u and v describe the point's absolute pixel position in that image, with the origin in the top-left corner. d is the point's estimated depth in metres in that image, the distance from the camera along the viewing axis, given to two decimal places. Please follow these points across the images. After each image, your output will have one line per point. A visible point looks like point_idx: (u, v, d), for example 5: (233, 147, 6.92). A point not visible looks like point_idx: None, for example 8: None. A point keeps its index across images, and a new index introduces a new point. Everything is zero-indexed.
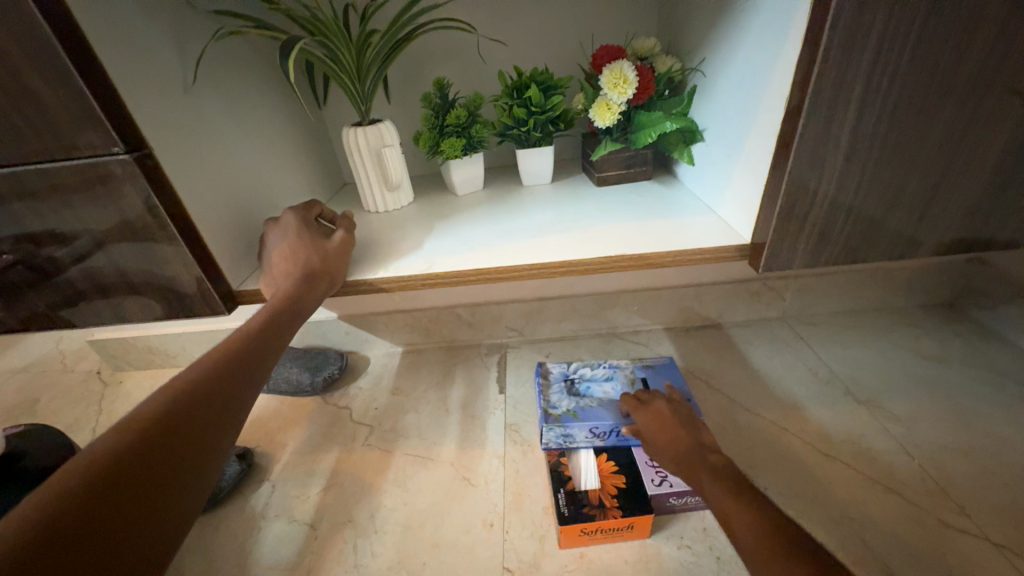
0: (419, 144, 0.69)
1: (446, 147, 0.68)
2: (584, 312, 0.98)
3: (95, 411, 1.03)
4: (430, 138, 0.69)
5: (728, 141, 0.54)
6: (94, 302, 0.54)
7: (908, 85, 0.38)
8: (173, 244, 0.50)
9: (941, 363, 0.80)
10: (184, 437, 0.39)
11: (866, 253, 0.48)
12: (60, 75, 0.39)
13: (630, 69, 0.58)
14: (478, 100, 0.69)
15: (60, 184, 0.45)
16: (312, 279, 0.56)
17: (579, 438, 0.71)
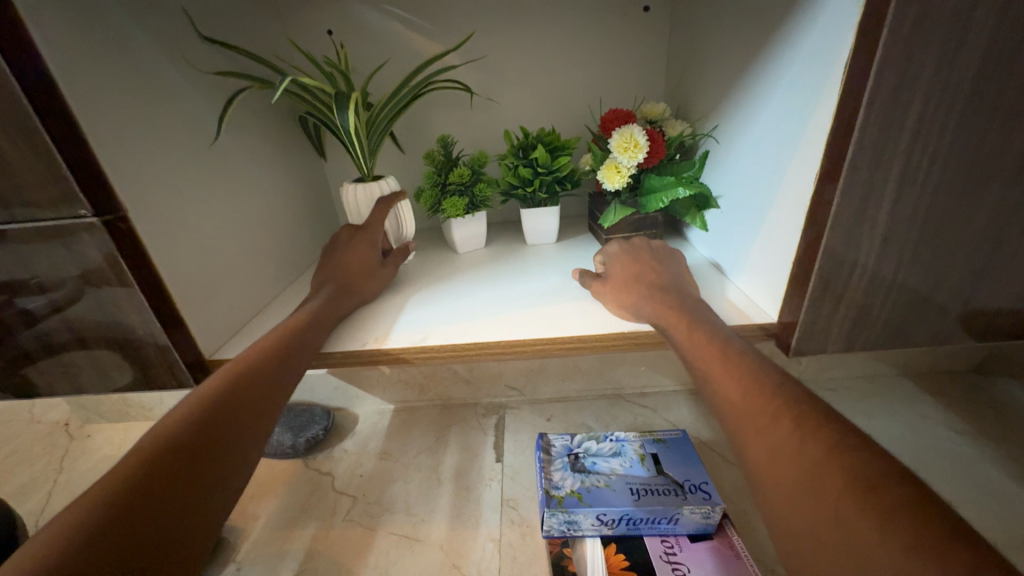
0: (420, 203, 0.66)
1: (447, 206, 0.65)
2: (589, 372, 0.93)
3: (55, 470, 0.94)
4: (432, 196, 0.66)
5: (747, 209, 0.52)
6: (51, 368, 0.49)
7: (952, 166, 0.35)
8: (141, 311, 0.45)
9: (980, 439, 0.73)
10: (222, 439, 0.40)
11: (908, 336, 0.43)
12: (29, 136, 0.37)
13: (641, 134, 0.57)
14: (482, 159, 0.67)
15: (20, 247, 0.41)
16: (346, 291, 0.59)
17: (585, 525, 0.63)
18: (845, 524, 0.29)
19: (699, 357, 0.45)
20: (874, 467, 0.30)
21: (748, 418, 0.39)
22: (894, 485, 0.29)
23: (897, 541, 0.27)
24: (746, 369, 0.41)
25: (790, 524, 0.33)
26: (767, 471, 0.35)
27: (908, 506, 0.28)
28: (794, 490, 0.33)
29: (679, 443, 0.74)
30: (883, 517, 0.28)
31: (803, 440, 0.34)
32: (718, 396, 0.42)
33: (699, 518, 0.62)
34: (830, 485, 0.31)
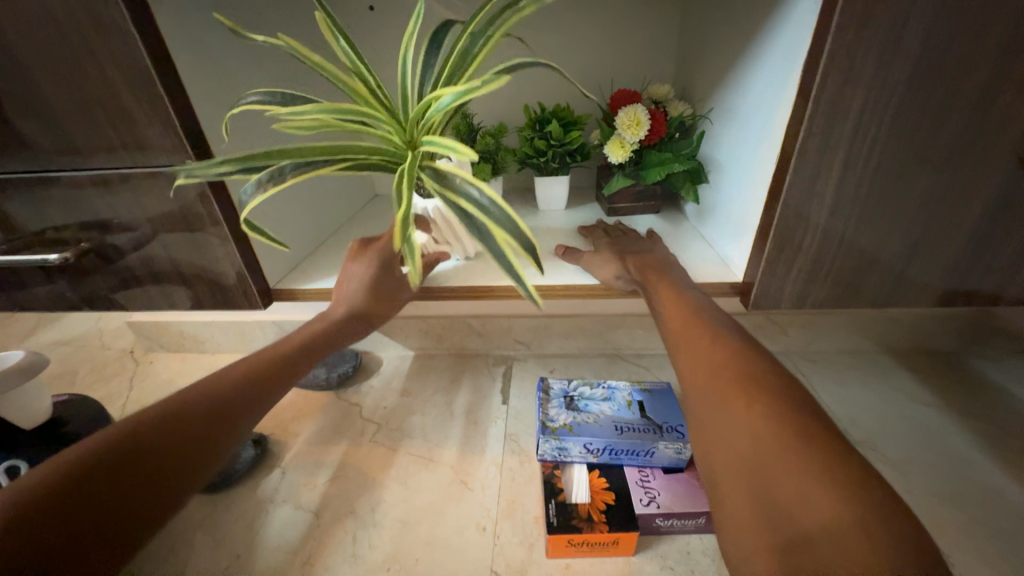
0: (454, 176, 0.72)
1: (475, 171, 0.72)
2: (590, 332, 1.02)
3: (128, 387, 1.11)
4: None
5: (730, 185, 0.59)
6: (150, 289, 0.61)
7: (885, 152, 0.42)
8: (225, 245, 0.56)
9: (943, 411, 0.81)
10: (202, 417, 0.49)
11: (852, 299, 0.51)
12: (153, 100, 0.47)
13: (644, 113, 0.64)
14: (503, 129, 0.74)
15: (136, 186, 0.52)
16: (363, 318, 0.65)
17: (573, 452, 0.75)
18: (730, 404, 0.40)
19: (665, 303, 0.51)
20: (756, 368, 0.41)
21: (683, 338, 0.47)
22: (767, 378, 0.40)
23: (760, 411, 0.38)
24: (689, 304, 0.50)
25: (695, 408, 0.43)
26: (687, 374, 0.45)
27: (774, 391, 0.39)
28: (702, 385, 0.43)
29: (663, 393, 0.84)
30: (756, 398, 0.39)
31: (715, 352, 0.44)
32: (664, 326, 0.50)
33: (672, 454, 0.73)
34: (727, 381, 0.41)
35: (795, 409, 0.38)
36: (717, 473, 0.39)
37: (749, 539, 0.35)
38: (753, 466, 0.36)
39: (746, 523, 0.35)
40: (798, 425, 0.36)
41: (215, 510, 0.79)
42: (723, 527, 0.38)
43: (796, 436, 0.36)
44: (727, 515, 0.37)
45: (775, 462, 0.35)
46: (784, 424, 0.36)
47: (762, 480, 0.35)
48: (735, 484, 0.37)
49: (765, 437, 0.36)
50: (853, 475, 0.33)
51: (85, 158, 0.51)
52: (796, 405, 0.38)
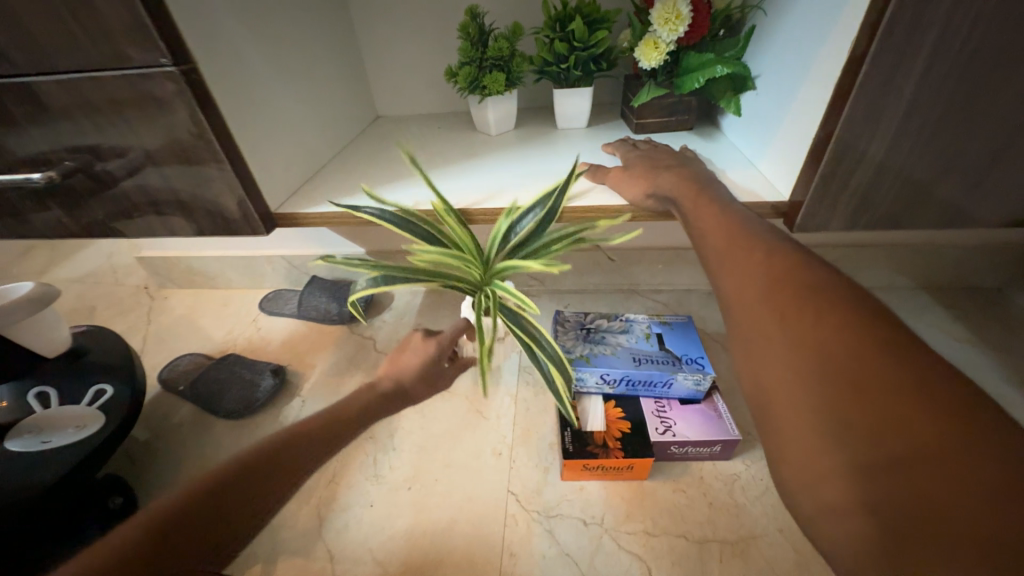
0: (460, 83, 0.64)
1: (488, 82, 0.64)
2: (607, 266, 0.98)
3: (145, 321, 1.13)
4: (470, 74, 0.64)
5: (780, 90, 0.52)
6: (147, 216, 0.57)
7: (990, 34, 0.35)
8: (220, 166, 0.51)
9: (971, 346, 0.79)
10: (249, 477, 0.40)
11: (910, 220, 0.46)
12: None
13: (685, 4, 0.54)
14: (518, 31, 0.64)
15: (112, 94, 0.46)
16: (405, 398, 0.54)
17: (590, 383, 0.74)
18: (788, 318, 0.32)
19: (703, 220, 0.43)
20: (820, 277, 0.34)
21: (725, 253, 0.39)
22: (835, 286, 0.33)
23: (831, 322, 0.30)
24: (734, 217, 0.41)
25: (740, 327, 0.36)
26: (732, 291, 0.37)
27: (844, 299, 0.32)
28: (750, 301, 0.35)
29: (682, 326, 0.82)
30: (823, 308, 0.31)
31: (767, 263, 0.36)
32: (703, 243, 0.42)
33: (690, 385, 0.72)
34: (784, 293, 0.33)
35: (873, 319, 0.30)
36: (769, 396, 0.32)
37: (813, 467, 0.28)
38: (823, 383, 0.29)
39: (810, 449, 0.29)
40: (880, 336, 0.29)
41: (242, 435, 0.82)
42: (775, 454, 0.31)
43: (880, 347, 0.28)
44: (782, 440, 0.30)
45: (855, 375, 0.28)
46: (865, 336, 0.29)
47: (836, 397, 0.28)
48: (794, 405, 0.30)
49: (840, 351, 0.29)
50: (955, 392, 0.26)
51: (50, 62, 0.45)
52: (875, 314, 0.30)
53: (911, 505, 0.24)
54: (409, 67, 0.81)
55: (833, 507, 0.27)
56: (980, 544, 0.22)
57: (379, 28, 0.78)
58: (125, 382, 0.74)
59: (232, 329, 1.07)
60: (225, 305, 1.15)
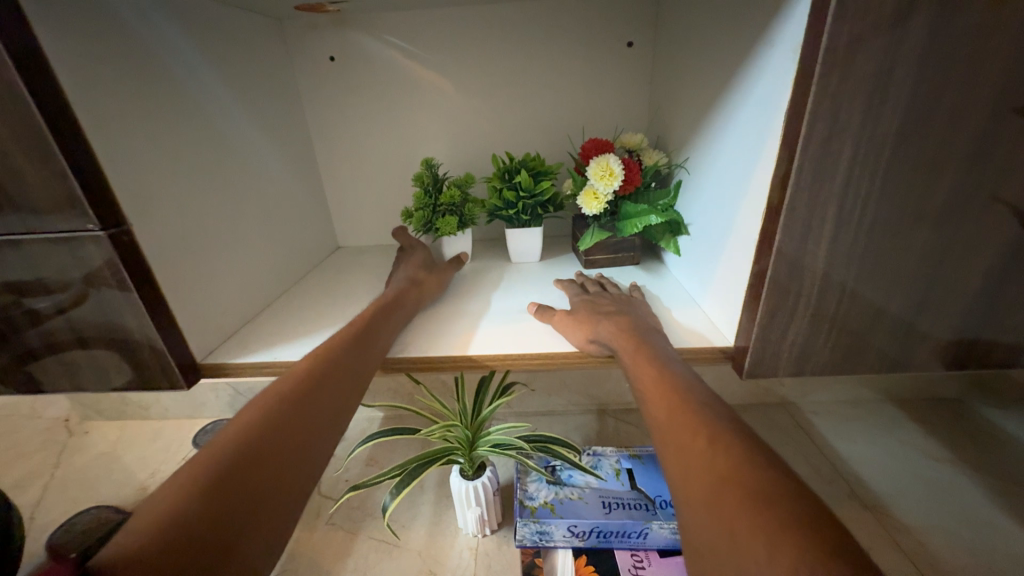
0: (413, 224, 0.67)
1: (440, 224, 0.66)
2: (573, 388, 0.95)
3: (53, 464, 0.98)
4: (423, 217, 0.67)
5: (711, 239, 0.55)
6: (49, 365, 0.50)
7: (882, 208, 0.39)
8: (135, 309, 0.45)
9: (951, 465, 0.76)
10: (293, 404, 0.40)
11: (854, 365, 0.46)
12: (43, 156, 0.38)
13: (617, 163, 0.60)
14: (469, 180, 0.69)
15: (21, 243, 0.42)
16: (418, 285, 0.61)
17: (556, 536, 0.65)
18: (736, 540, 0.27)
19: (644, 381, 0.41)
20: (772, 482, 0.29)
21: (670, 434, 0.36)
22: (786, 495, 0.28)
23: (772, 548, 0.25)
24: (678, 386, 0.38)
25: (691, 539, 0.30)
26: (682, 489, 0.32)
27: (798, 520, 0.26)
28: (700, 505, 0.30)
29: (654, 459, 0.76)
30: (773, 532, 0.26)
31: (711, 455, 0.32)
32: (649, 412, 0.39)
33: (667, 534, 0.64)
34: (729, 500, 0.29)
35: (831, 556, 0.24)
36: None
37: None
38: None
39: None
40: None
41: None
42: None
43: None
44: None
45: None
46: None
47: None
48: None
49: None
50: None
51: None
52: (835, 543, 0.25)
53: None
54: (371, 203, 0.86)
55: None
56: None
57: (344, 171, 0.84)
58: None
59: (155, 471, 0.94)
60: (155, 440, 1.02)
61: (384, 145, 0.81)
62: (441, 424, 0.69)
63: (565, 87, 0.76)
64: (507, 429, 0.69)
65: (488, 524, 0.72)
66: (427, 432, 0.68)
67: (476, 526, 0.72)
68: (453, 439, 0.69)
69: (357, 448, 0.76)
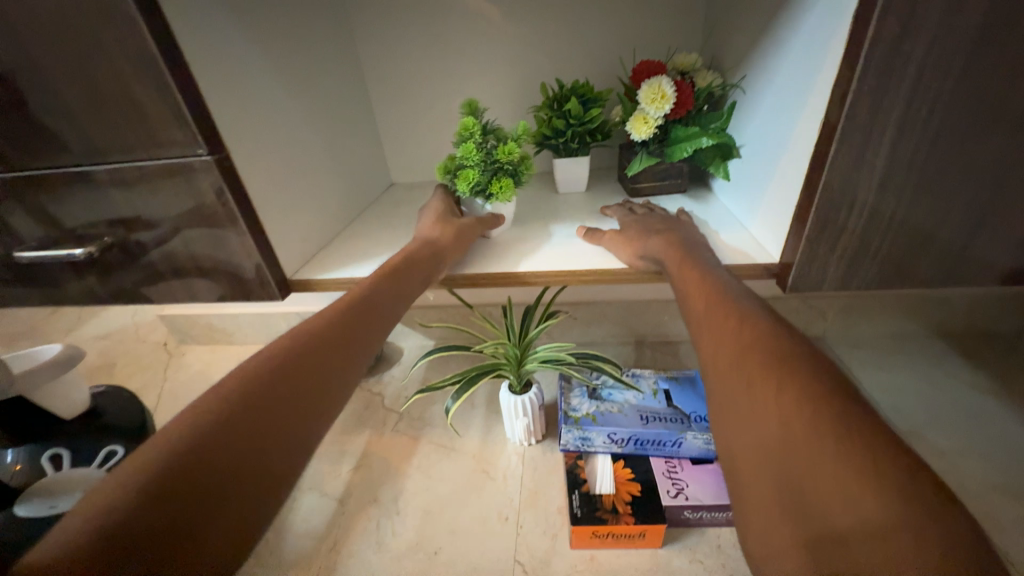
0: (466, 188, 0.61)
1: (497, 189, 0.61)
2: (613, 319, 0.99)
3: (161, 378, 1.15)
4: (475, 179, 0.61)
5: (763, 161, 0.55)
6: (171, 282, 0.60)
7: (951, 112, 0.38)
8: (239, 231, 0.54)
9: (998, 397, 0.76)
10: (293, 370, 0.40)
11: (903, 279, 0.47)
12: (160, 86, 0.44)
13: (669, 85, 0.59)
14: (522, 132, 0.63)
15: (147, 174, 0.50)
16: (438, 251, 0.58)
17: (597, 442, 0.72)
18: (755, 388, 0.33)
19: (684, 280, 0.45)
20: (791, 349, 0.34)
21: (706, 319, 0.40)
22: (805, 359, 0.33)
23: (789, 394, 0.31)
24: (717, 284, 0.42)
25: (718, 397, 0.36)
26: (711, 359, 0.38)
27: (809, 373, 0.32)
28: (727, 369, 0.36)
29: (691, 382, 0.81)
30: (792, 386, 0.31)
31: (742, 331, 0.37)
32: (687, 306, 0.43)
33: (701, 444, 0.70)
34: (756, 364, 0.34)
35: (840, 398, 0.29)
36: (737, 465, 0.32)
37: (771, 542, 0.28)
38: (779, 459, 0.29)
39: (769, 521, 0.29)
40: (835, 413, 0.29)
41: None
42: (741, 523, 0.31)
43: (832, 418, 0.28)
44: (747, 512, 0.31)
45: (808, 452, 0.28)
46: (819, 412, 0.29)
47: (790, 472, 0.28)
48: (760, 478, 0.30)
49: (797, 425, 0.29)
50: (900, 468, 0.26)
51: (103, 152, 0.50)
52: (837, 387, 0.31)
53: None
54: (420, 140, 0.89)
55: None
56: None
57: (395, 106, 0.86)
58: None
59: None
60: (239, 361, 1.17)
61: (431, 78, 0.82)
62: (492, 342, 0.76)
63: (615, 6, 0.73)
64: (556, 349, 0.74)
65: (534, 435, 0.81)
66: (483, 348, 0.75)
67: (524, 435, 0.80)
68: (506, 357, 0.76)
69: (419, 363, 0.85)
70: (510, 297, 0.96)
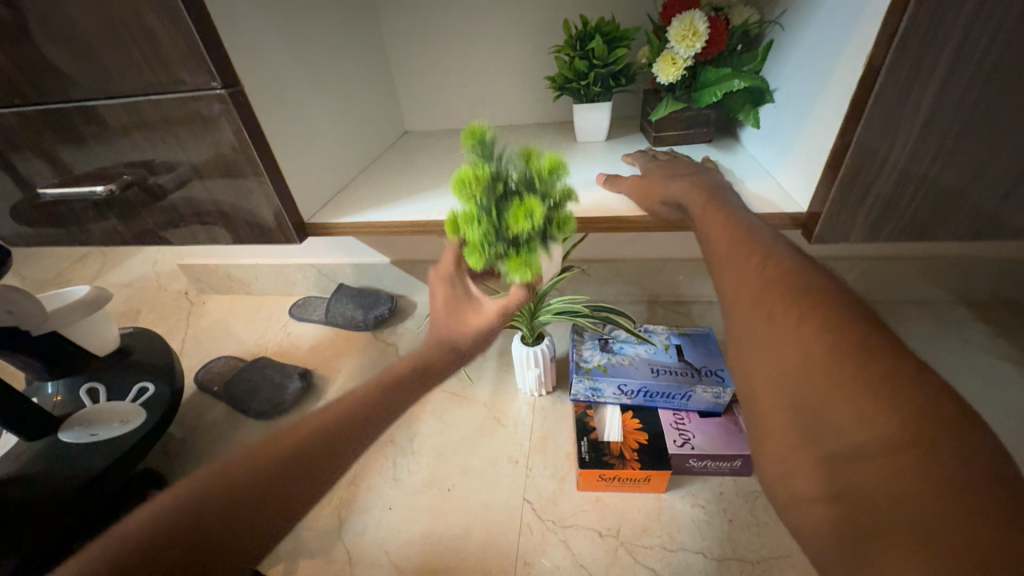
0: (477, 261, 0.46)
1: (518, 269, 0.46)
2: (627, 277, 0.98)
3: (185, 325, 1.19)
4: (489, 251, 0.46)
5: (798, 104, 0.52)
6: (192, 225, 0.61)
7: (1014, 44, 0.35)
8: (256, 172, 0.53)
9: (1016, 364, 0.75)
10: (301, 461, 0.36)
11: (936, 231, 0.45)
12: (171, 13, 0.43)
13: (702, 21, 0.55)
14: (545, 182, 0.46)
15: (165, 111, 0.50)
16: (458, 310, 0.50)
17: (607, 392, 0.74)
18: (773, 319, 0.33)
19: (707, 222, 0.44)
20: (814, 284, 0.33)
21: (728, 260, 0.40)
22: (829, 293, 0.32)
23: (811, 326, 0.30)
24: (742, 226, 0.41)
25: (735, 331, 0.36)
26: (730, 297, 0.37)
27: (831, 304, 0.31)
28: (745, 304, 0.35)
29: (703, 338, 0.81)
30: (814, 317, 0.31)
31: (764, 269, 0.36)
32: (708, 248, 0.42)
33: (710, 398, 0.71)
34: (777, 299, 0.33)
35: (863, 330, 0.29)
36: (753, 395, 0.33)
37: (787, 463, 0.29)
38: (798, 386, 0.29)
39: (785, 445, 0.30)
40: (858, 341, 0.28)
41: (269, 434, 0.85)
42: (756, 448, 0.32)
43: (854, 346, 0.28)
44: (764, 438, 0.31)
45: (829, 375, 0.28)
46: (839, 341, 0.29)
47: (809, 398, 0.29)
48: (778, 406, 0.31)
49: (815, 353, 0.29)
50: (921, 388, 0.26)
51: (118, 86, 0.49)
52: (859, 318, 0.30)
53: (867, 495, 0.25)
54: (435, 85, 0.86)
55: (804, 493, 0.28)
56: (933, 533, 0.22)
57: (409, 48, 0.82)
58: (166, 382, 0.80)
59: (263, 333, 1.12)
60: (258, 310, 1.20)
61: (447, 17, 0.78)
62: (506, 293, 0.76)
63: None
64: (569, 301, 0.74)
65: (545, 385, 0.82)
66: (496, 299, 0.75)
67: (535, 385, 0.82)
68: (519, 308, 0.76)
69: None
70: None
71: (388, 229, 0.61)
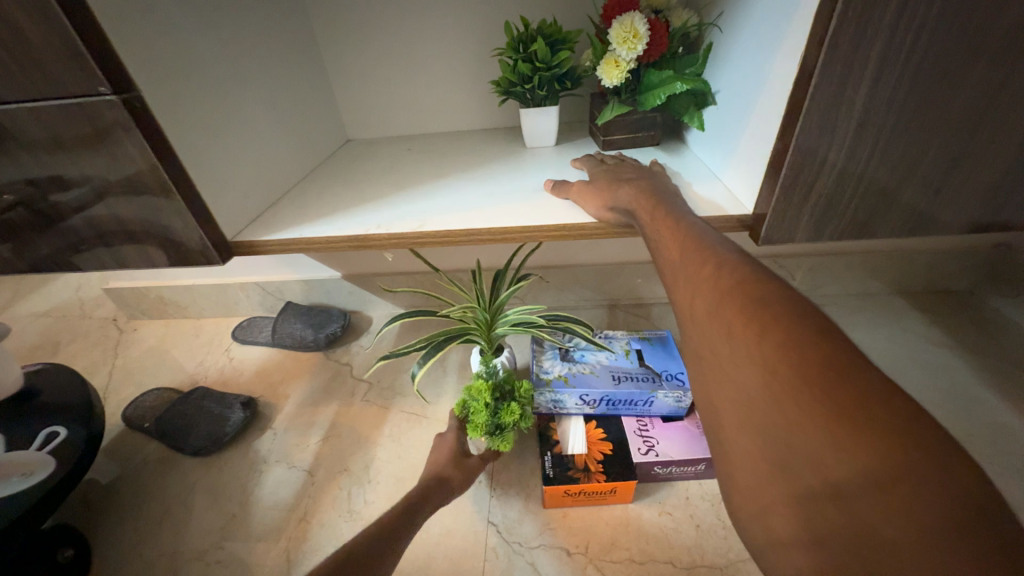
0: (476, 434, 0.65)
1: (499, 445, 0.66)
2: (586, 283, 0.97)
3: (112, 355, 1.08)
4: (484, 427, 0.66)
5: (738, 106, 0.52)
6: (97, 250, 0.54)
7: (935, 43, 0.35)
8: (164, 187, 0.48)
9: (950, 349, 0.79)
10: None
11: (875, 228, 0.46)
12: (41, 7, 0.37)
13: (642, 23, 0.54)
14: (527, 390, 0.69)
15: (47, 120, 0.43)
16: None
17: (569, 404, 0.72)
18: (735, 338, 0.32)
19: (657, 229, 0.43)
20: (767, 293, 0.32)
21: (681, 270, 0.38)
22: (785, 303, 0.31)
23: (774, 343, 0.29)
24: (691, 231, 0.40)
25: (699, 349, 0.35)
26: (688, 312, 0.36)
27: (788, 316, 0.30)
28: (704, 319, 0.34)
29: (662, 342, 0.80)
30: (776, 333, 0.30)
31: (717, 278, 0.35)
32: (661, 257, 0.41)
33: (671, 402, 0.70)
34: (734, 312, 0.32)
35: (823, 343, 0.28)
36: (722, 420, 0.32)
37: (762, 497, 0.28)
38: (768, 413, 0.29)
39: (758, 477, 0.29)
40: (822, 359, 0.27)
41: (208, 472, 0.78)
42: (728, 479, 0.31)
43: (820, 365, 0.27)
44: (736, 468, 0.30)
45: (798, 400, 0.27)
46: (805, 359, 0.28)
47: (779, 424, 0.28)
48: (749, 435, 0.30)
49: (782, 376, 0.28)
50: (899, 414, 0.25)
51: None
52: (814, 327, 0.29)
53: (846, 536, 0.24)
54: (377, 91, 0.81)
55: (780, 535, 0.27)
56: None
57: (347, 52, 0.78)
58: (80, 423, 0.70)
59: (203, 359, 1.03)
60: (197, 335, 1.10)
61: (385, 19, 0.74)
62: (459, 306, 0.73)
63: None
64: (527, 312, 0.72)
65: None
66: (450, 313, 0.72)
67: None
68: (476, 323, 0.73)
69: (384, 330, 0.82)
70: (480, 261, 0.92)
71: (324, 244, 0.56)
